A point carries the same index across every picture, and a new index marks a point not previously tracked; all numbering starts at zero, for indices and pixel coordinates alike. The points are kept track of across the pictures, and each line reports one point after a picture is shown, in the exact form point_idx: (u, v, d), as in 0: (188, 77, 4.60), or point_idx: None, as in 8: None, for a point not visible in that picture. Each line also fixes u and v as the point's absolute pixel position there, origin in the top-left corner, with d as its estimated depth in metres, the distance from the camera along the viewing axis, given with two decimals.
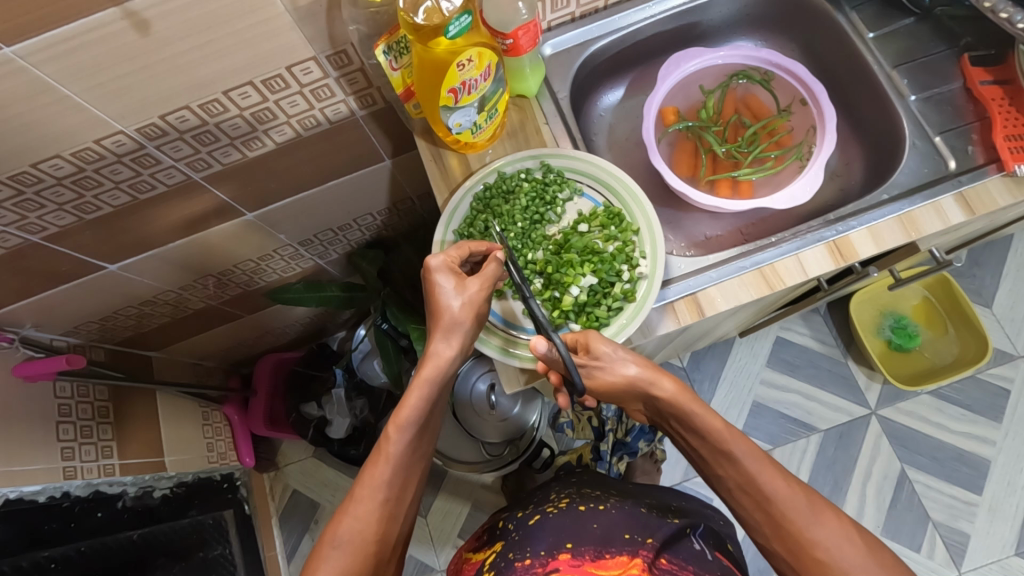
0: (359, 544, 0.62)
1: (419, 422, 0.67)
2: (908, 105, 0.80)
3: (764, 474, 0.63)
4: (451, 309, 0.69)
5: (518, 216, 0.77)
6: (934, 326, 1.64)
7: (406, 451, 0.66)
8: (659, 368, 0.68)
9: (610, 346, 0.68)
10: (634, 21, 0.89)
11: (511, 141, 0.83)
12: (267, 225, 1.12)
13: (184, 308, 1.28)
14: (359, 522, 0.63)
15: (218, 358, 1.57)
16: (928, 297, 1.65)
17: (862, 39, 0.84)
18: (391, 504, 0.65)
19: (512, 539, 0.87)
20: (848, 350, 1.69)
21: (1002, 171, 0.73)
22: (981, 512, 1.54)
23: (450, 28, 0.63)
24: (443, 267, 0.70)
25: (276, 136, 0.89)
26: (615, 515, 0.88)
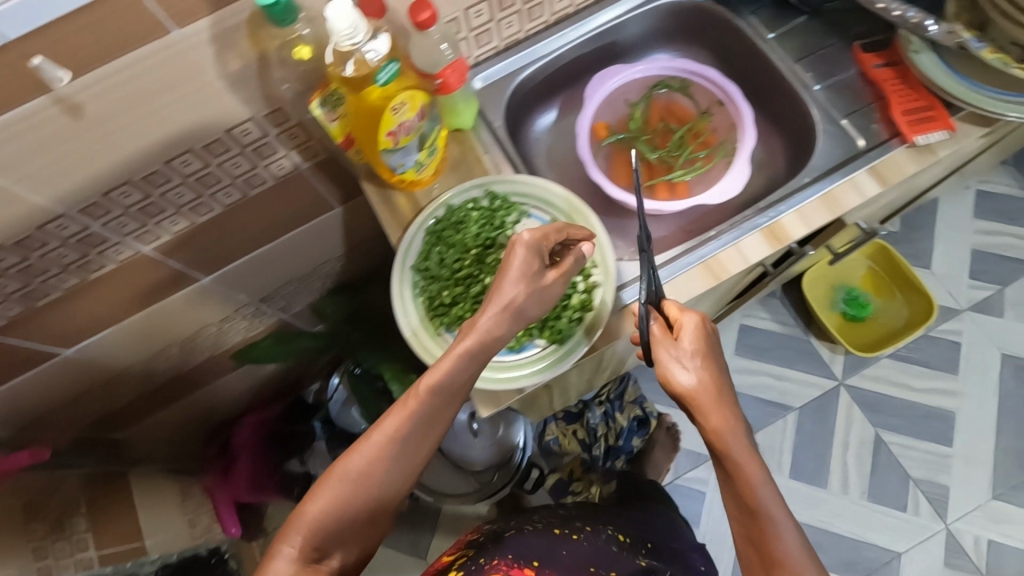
0: (366, 482, 0.60)
1: (452, 390, 0.63)
2: (813, 94, 0.87)
3: (796, 537, 0.60)
4: (519, 281, 0.65)
5: (471, 244, 0.79)
6: (882, 292, 1.74)
7: (433, 406, 0.62)
8: (718, 391, 0.66)
9: (694, 342, 0.68)
10: (557, 49, 0.94)
11: (454, 174, 0.86)
12: (227, 286, 1.12)
13: (149, 382, 1.25)
14: (368, 460, 0.60)
15: (193, 429, 1.53)
16: (873, 267, 1.75)
17: (763, 40, 0.90)
18: (400, 458, 0.61)
19: (484, 547, 0.81)
20: (808, 327, 1.77)
21: (905, 143, 0.80)
22: (956, 462, 1.63)
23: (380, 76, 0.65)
24: (533, 243, 0.67)
25: (223, 198, 0.90)
26: (585, 546, 0.88)
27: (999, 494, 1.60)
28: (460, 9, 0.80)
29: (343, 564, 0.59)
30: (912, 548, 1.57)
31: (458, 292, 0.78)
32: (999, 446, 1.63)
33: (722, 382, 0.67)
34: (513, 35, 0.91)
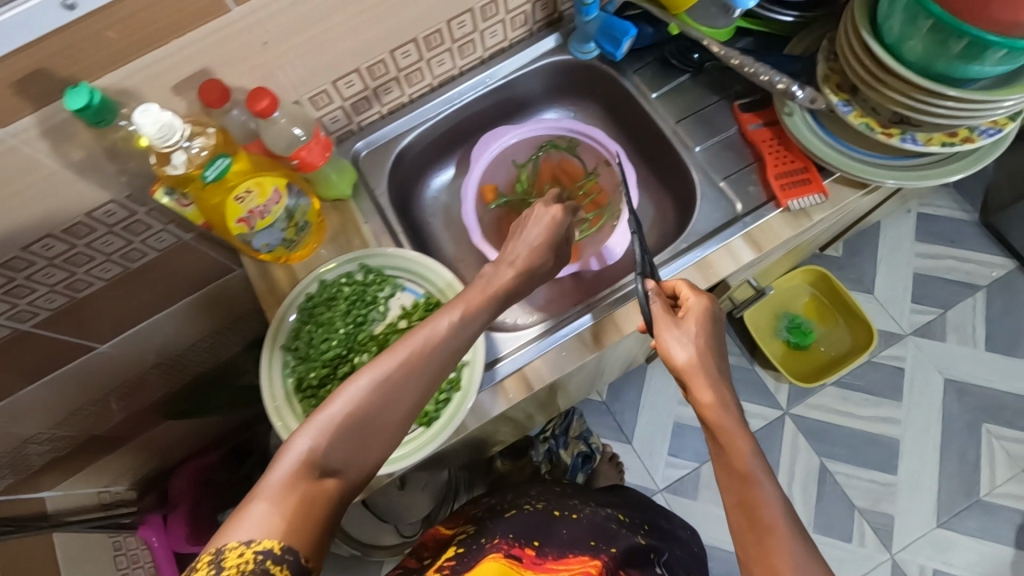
0: (389, 390, 0.56)
1: (476, 321, 0.63)
2: (694, 156, 0.86)
3: (783, 507, 0.58)
4: (541, 242, 0.72)
5: (340, 321, 0.77)
6: (825, 319, 1.73)
7: (460, 329, 0.61)
8: (713, 364, 0.68)
9: (694, 323, 0.71)
10: (443, 110, 0.93)
11: (333, 246, 0.85)
12: (131, 350, 1.08)
13: (65, 444, 1.18)
14: (396, 371, 0.56)
15: (126, 481, 1.43)
16: (816, 294, 1.74)
17: (647, 99, 0.90)
18: (428, 373, 0.58)
19: (485, 526, 0.87)
20: (753, 356, 1.74)
21: (780, 207, 0.79)
22: (900, 490, 1.60)
23: (207, 172, 0.64)
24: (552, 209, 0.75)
25: (102, 274, 0.88)
26: (584, 523, 0.91)
27: (945, 521, 1.56)
28: (326, 81, 0.79)
29: (351, 484, 0.53)
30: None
31: (325, 372, 0.76)
32: (943, 474, 1.60)
33: (716, 359, 0.68)
34: (394, 99, 0.89)
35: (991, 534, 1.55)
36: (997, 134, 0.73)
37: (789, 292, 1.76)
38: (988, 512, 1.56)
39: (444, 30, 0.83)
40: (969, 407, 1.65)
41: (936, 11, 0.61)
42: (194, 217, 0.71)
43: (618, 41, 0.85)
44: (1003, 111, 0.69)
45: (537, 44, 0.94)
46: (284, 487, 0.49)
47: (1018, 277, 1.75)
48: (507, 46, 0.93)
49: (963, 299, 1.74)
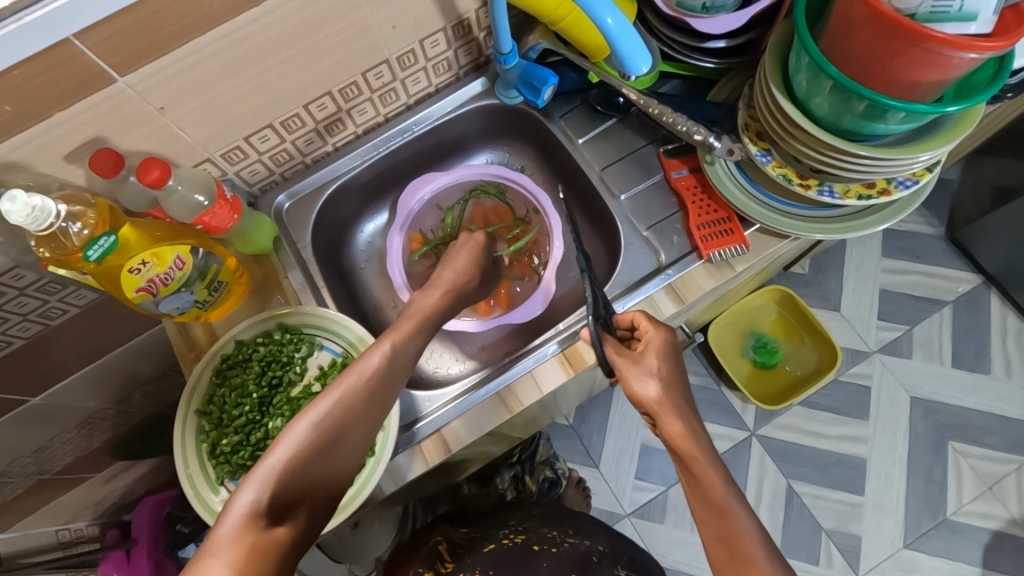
0: (330, 431, 0.58)
1: (407, 355, 0.67)
2: (620, 204, 0.85)
3: (760, 536, 0.56)
4: (466, 272, 0.78)
5: (252, 385, 0.75)
6: (791, 337, 1.62)
7: (391, 367, 0.65)
8: (677, 399, 0.66)
9: (656, 357, 0.69)
10: (370, 157, 0.92)
11: (252, 303, 0.83)
12: (65, 401, 1.02)
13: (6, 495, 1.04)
14: (333, 413, 0.59)
15: (91, 515, 1.20)
16: (782, 312, 1.63)
17: (573, 145, 0.89)
18: (365, 412, 0.61)
19: (465, 561, 0.93)
20: (720, 376, 1.65)
21: (702, 258, 0.78)
22: (867, 510, 1.50)
23: (88, 252, 0.62)
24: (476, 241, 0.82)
25: (21, 333, 0.86)
26: (564, 556, 0.92)
27: (912, 542, 1.47)
28: (237, 138, 0.78)
29: (304, 526, 0.54)
30: None
31: (237, 439, 0.74)
32: (910, 493, 1.50)
33: (681, 391, 0.67)
34: (317, 149, 0.88)
35: (960, 555, 1.45)
36: (915, 185, 0.71)
37: (754, 309, 1.65)
38: (955, 532, 1.47)
39: (360, 82, 0.82)
40: (935, 424, 1.55)
41: (833, 74, 0.61)
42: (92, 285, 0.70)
43: (539, 90, 0.84)
44: (919, 164, 0.68)
45: (464, 88, 0.92)
46: (235, 536, 0.50)
47: (984, 293, 1.65)
48: (434, 92, 0.92)
49: (927, 315, 1.64)
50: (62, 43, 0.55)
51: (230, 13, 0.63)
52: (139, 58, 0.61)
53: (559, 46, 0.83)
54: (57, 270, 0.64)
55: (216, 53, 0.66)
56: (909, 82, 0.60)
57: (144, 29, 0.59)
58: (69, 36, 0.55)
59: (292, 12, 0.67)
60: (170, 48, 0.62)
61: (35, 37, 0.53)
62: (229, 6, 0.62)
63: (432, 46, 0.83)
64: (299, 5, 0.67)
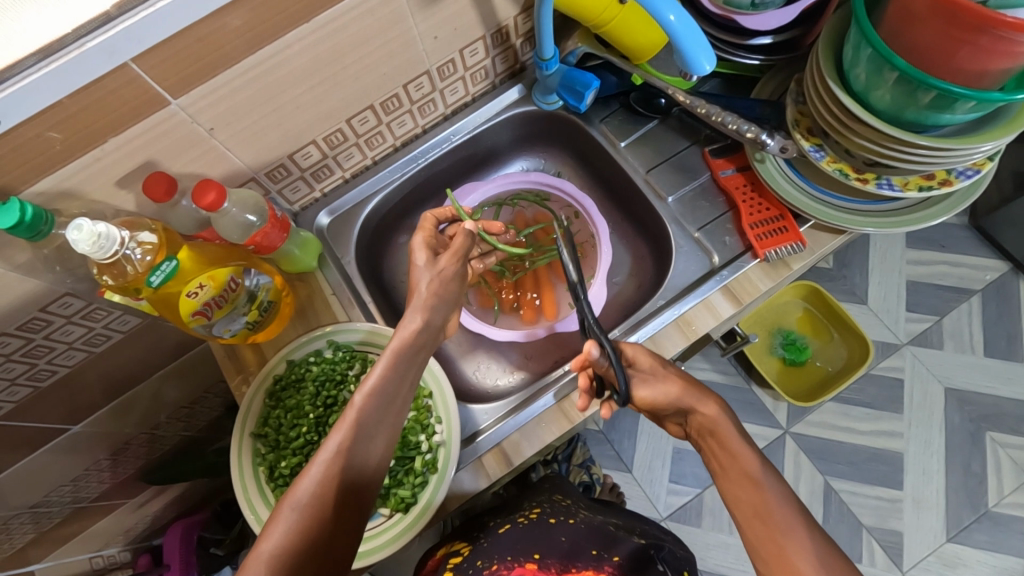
0: (322, 500, 0.56)
1: (387, 397, 0.64)
2: (667, 207, 0.84)
3: (788, 503, 0.59)
4: (435, 278, 0.71)
5: (308, 406, 0.74)
6: (819, 334, 1.60)
7: (370, 417, 0.62)
8: (699, 387, 0.69)
9: (650, 359, 0.70)
10: (408, 169, 0.91)
11: (302, 321, 0.82)
12: (102, 429, 1.01)
13: (45, 523, 1.04)
14: (319, 482, 0.56)
15: (123, 541, 1.20)
16: (809, 308, 1.61)
17: (615, 148, 0.88)
18: (351, 471, 0.59)
19: (480, 546, 0.84)
20: (750, 375, 1.63)
21: (757, 257, 0.77)
22: (907, 506, 1.48)
23: (151, 277, 0.62)
24: (421, 243, 0.72)
25: (65, 361, 0.85)
26: (582, 529, 0.86)
27: (955, 535, 1.44)
28: (280, 156, 0.77)
29: None
30: None
31: (296, 462, 0.73)
32: (950, 488, 1.48)
33: (698, 382, 0.70)
34: (356, 162, 0.87)
35: (1003, 547, 1.43)
36: (977, 175, 0.70)
37: (780, 306, 1.64)
38: (998, 525, 1.44)
39: (401, 94, 0.81)
40: (971, 416, 1.53)
41: (900, 65, 0.59)
42: (147, 309, 0.69)
43: (581, 94, 0.83)
44: (981, 155, 0.66)
45: (501, 96, 0.92)
46: None
47: (1012, 280, 1.63)
48: (470, 100, 0.91)
49: (957, 305, 1.62)
50: (119, 68, 0.54)
51: (280, 31, 0.62)
52: (191, 80, 0.60)
53: (601, 49, 0.82)
54: (116, 297, 0.64)
55: (263, 73, 0.65)
56: (978, 71, 0.58)
57: (197, 52, 0.58)
58: (127, 61, 0.54)
59: (339, 28, 0.66)
60: (220, 69, 0.61)
61: (96, 61, 0.51)
62: (281, 23, 0.61)
63: (471, 54, 0.82)
64: (348, 22, 0.66)
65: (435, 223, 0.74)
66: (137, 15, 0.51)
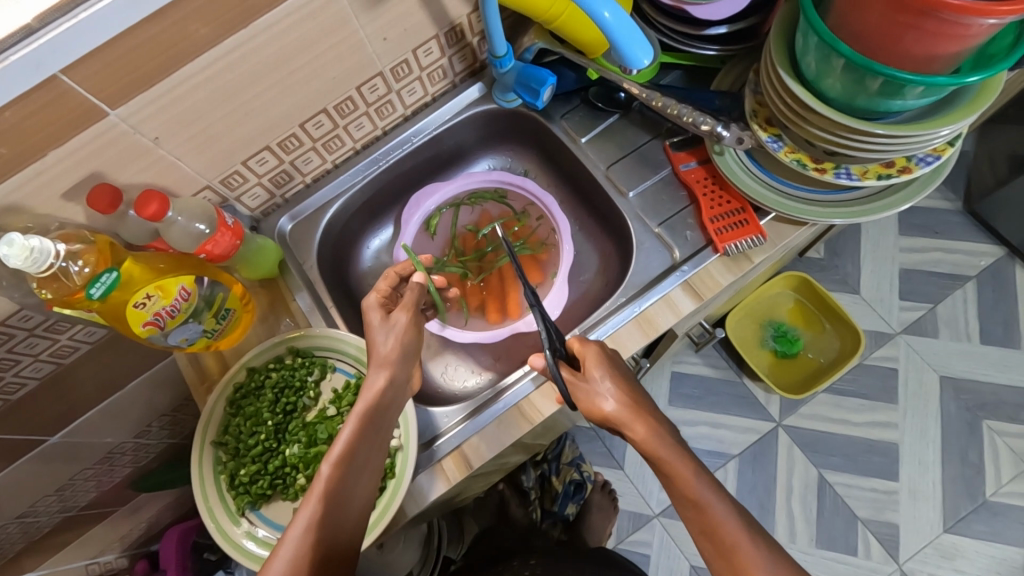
0: (301, 568, 0.55)
1: (356, 461, 0.62)
2: (628, 202, 0.82)
3: (738, 522, 0.59)
4: (400, 331, 0.71)
5: (267, 414, 0.74)
6: (811, 325, 1.58)
7: (340, 485, 0.60)
8: (638, 405, 0.66)
9: (601, 372, 0.67)
10: (370, 171, 0.90)
11: (263, 326, 0.83)
12: (83, 442, 1.00)
13: (33, 532, 1.05)
14: (291, 563, 0.55)
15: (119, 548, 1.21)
16: (800, 299, 1.59)
17: (576, 144, 0.87)
18: (328, 544, 0.57)
19: None
20: (741, 367, 1.61)
21: (717, 251, 0.76)
22: (903, 497, 1.45)
23: (91, 289, 0.61)
24: (374, 304, 0.72)
25: (33, 374, 0.85)
26: None
27: (953, 526, 1.42)
28: (234, 163, 0.77)
29: None
30: None
31: (255, 469, 0.72)
32: (946, 478, 1.46)
33: (637, 393, 0.67)
34: (316, 167, 0.87)
35: (1003, 538, 1.40)
36: (937, 161, 0.68)
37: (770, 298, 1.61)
38: (996, 515, 1.42)
39: (355, 96, 0.80)
40: (967, 405, 1.50)
41: (845, 52, 0.58)
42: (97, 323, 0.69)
43: (537, 91, 0.81)
44: (941, 140, 0.65)
45: (461, 94, 0.91)
46: None
47: (1008, 266, 1.60)
48: (431, 100, 0.91)
49: (951, 293, 1.59)
50: (50, 80, 0.54)
51: (218, 38, 0.62)
52: (127, 90, 0.60)
53: (557, 45, 0.80)
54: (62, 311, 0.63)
55: (204, 81, 0.65)
56: (926, 55, 0.57)
57: (132, 61, 0.58)
58: (55, 73, 0.53)
59: (281, 32, 0.66)
60: (157, 79, 0.61)
61: (23, 75, 0.51)
62: (216, 30, 0.61)
63: (425, 54, 0.81)
64: (291, 25, 0.66)
65: (392, 281, 0.74)
66: (59, 27, 0.51)
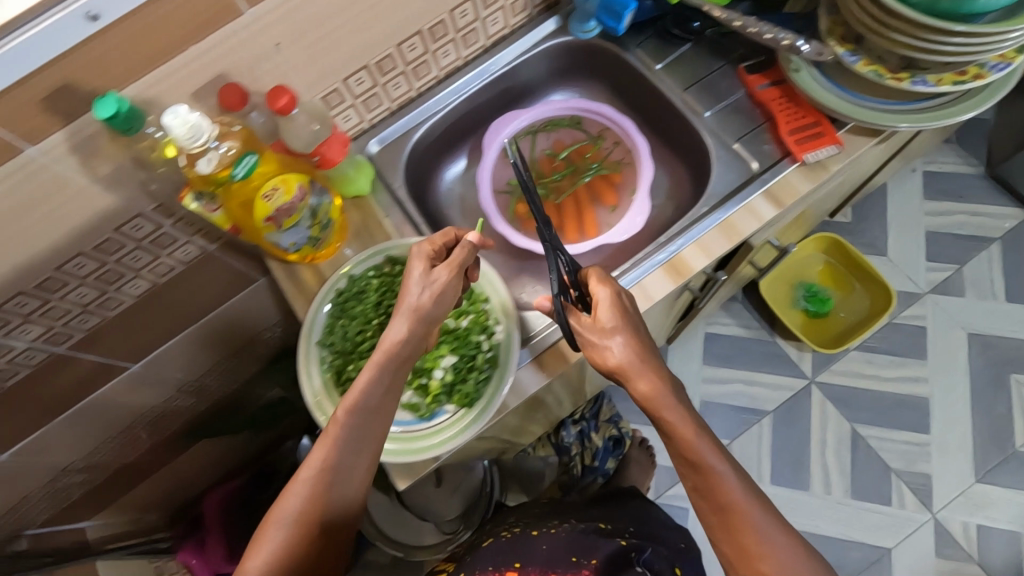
0: (304, 525, 0.61)
1: (370, 408, 0.65)
2: (704, 121, 0.87)
3: (743, 486, 0.63)
4: (437, 287, 0.68)
5: (373, 313, 0.79)
6: (841, 285, 1.62)
7: (351, 434, 0.64)
8: (648, 363, 0.67)
9: (612, 320, 0.67)
10: (451, 100, 0.94)
11: (357, 242, 0.86)
12: (156, 372, 1.09)
13: (114, 459, 1.17)
14: (301, 502, 0.61)
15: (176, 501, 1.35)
16: (830, 261, 1.63)
17: (651, 71, 0.91)
18: (334, 488, 0.63)
19: (465, 562, 0.85)
20: (773, 328, 1.64)
21: (796, 162, 0.80)
22: (934, 449, 1.50)
23: (235, 170, 0.66)
24: (420, 252, 0.70)
25: (132, 290, 0.89)
26: (563, 537, 0.84)
27: (984, 476, 1.46)
28: (335, 80, 0.80)
29: None
30: (900, 543, 1.44)
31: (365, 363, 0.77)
32: (975, 430, 1.50)
33: (648, 347, 0.67)
34: (403, 94, 0.91)
35: None
36: (1007, 67, 0.74)
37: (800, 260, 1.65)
38: None
39: (447, 20, 0.84)
40: (994, 360, 1.55)
41: None
42: (220, 222, 0.73)
43: (619, 14, 0.87)
44: (1011, 44, 0.70)
45: (538, 28, 0.95)
46: None
47: None
48: (509, 33, 0.95)
49: (977, 253, 1.64)
50: None
51: None
52: None
53: None
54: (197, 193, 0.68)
55: None
56: None
57: None
58: None
59: None
60: None
61: None
62: None
63: None
64: None
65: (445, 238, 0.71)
66: None
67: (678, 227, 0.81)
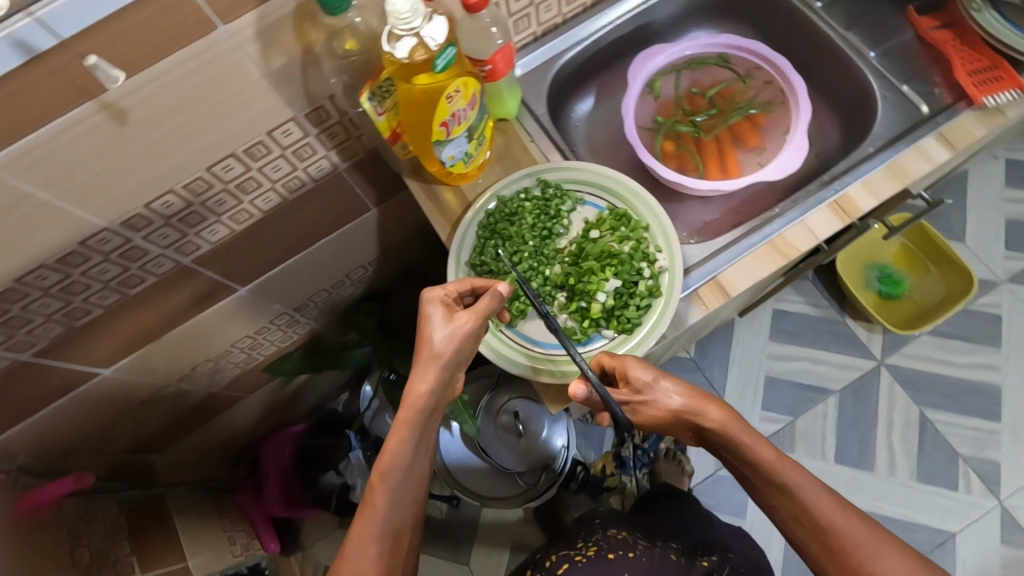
0: None
1: (404, 468, 0.64)
2: (869, 61, 0.85)
3: (831, 502, 0.64)
4: (454, 339, 0.64)
5: (527, 235, 0.76)
6: (914, 267, 1.51)
7: (389, 498, 0.64)
8: (703, 401, 0.68)
9: (649, 373, 0.67)
10: (595, 30, 0.92)
11: (501, 165, 0.83)
12: (258, 300, 1.05)
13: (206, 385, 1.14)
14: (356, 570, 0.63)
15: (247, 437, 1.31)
16: (906, 243, 1.52)
17: (811, 9, 0.89)
18: (384, 546, 0.64)
19: None
20: (843, 307, 1.53)
21: (972, 105, 0.77)
22: (1005, 437, 1.40)
23: (438, 61, 0.63)
24: (437, 299, 0.65)
25: (262, 204, 0.87)
26: (643, 562, 0.80)
27: None
28: None
29: None
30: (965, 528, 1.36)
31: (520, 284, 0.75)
32: None
33: (698, 391, 0.69)
34: (551, 19, 0.89)
35: None
36: None
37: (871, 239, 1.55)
38: None
39: None
40: None
41: None
42: (385, 124, 0.72)
43: None
44: None
45: None
46: None
47: None
48: None
49: None
50: None
51: None
52: None
53: None
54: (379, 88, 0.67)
55: None
56: None
57: None
58: None
59: None
60: None
61: None
62: None
63: None
64: None
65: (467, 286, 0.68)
66: None
67: (840, 167, 0.79)
